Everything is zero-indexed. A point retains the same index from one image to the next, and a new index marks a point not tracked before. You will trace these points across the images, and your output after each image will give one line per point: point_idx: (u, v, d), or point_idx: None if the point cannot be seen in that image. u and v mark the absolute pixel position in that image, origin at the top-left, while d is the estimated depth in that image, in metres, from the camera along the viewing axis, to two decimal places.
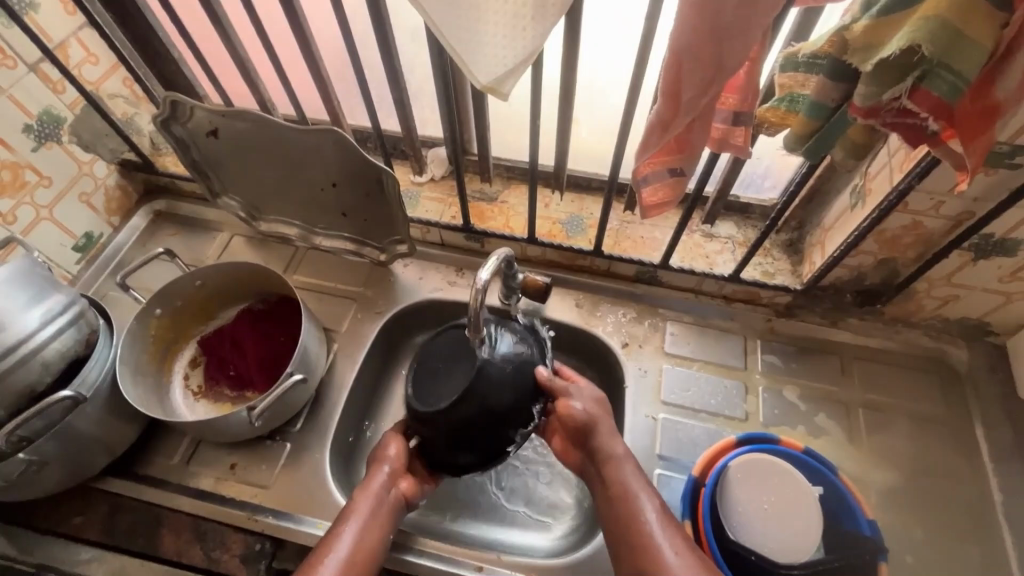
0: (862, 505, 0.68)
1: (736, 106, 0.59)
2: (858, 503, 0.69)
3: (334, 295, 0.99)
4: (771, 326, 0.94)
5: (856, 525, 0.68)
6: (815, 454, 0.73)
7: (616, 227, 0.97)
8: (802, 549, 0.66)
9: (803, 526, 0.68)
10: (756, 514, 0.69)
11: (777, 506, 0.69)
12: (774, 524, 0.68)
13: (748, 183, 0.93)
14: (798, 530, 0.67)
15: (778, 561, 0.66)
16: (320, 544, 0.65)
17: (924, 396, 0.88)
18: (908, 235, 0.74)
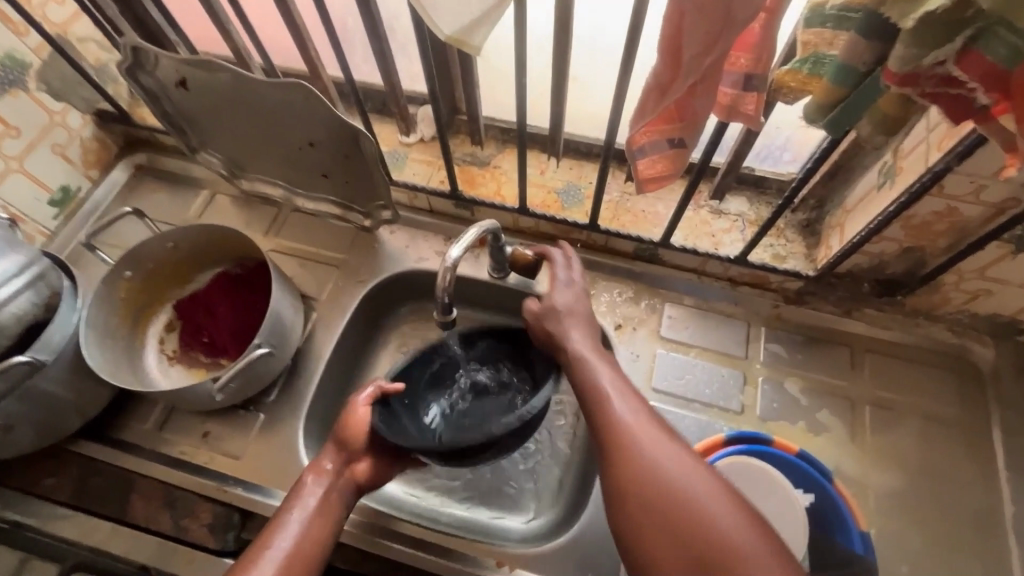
0: (856, 519, 0.64)
1: (748, 67, 0.50)
2: (853, 517, 0.64)
3: (316, 261, 0.95)
4: (778, 313, 0.87)
5: (849, 540, 0.64)
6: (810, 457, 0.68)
7: (616, 199, 0.90)
8: None
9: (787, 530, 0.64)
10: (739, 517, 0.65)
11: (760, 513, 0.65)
12: None
13: (764, 155, 0.84)
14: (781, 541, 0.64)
15: None
16: (260, 540, 0.61)
17: (941, 396, 0.81)
18: (939, 222, 0.66)
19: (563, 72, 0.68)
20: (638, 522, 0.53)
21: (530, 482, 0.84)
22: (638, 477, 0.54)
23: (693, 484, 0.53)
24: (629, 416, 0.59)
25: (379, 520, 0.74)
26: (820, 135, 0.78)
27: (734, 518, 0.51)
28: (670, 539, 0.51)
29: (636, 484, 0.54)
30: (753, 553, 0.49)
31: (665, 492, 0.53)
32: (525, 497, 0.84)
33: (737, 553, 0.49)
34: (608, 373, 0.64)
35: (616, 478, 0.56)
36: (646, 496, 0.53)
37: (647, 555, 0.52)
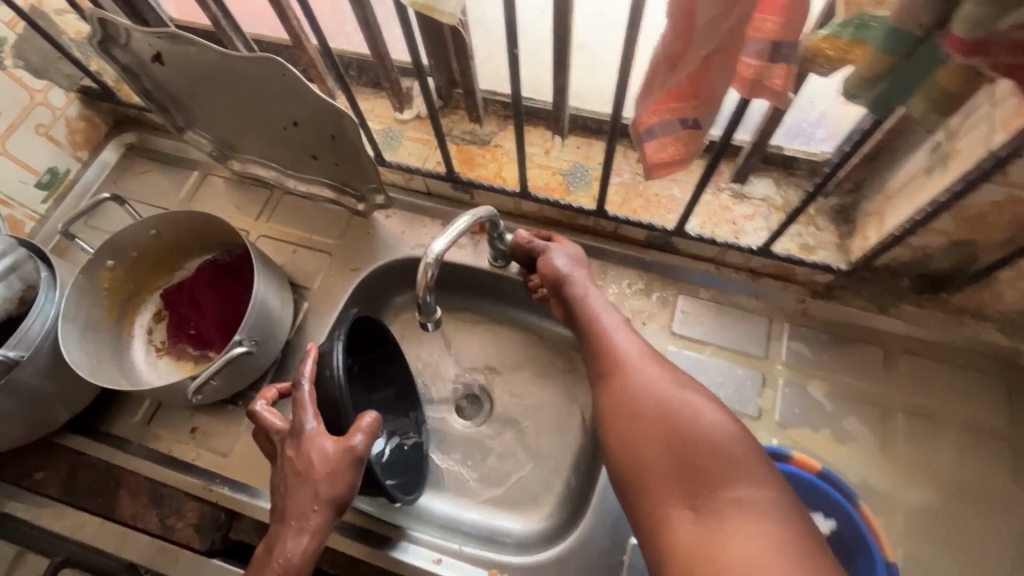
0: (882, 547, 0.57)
1: (776, 34, 0.42)
2: (878, 545, 0.57)
3: (307, 247, 0.90)
4: (804, 309, 0.79)
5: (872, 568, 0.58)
6: (832, 475, 0.61)
7: (626, 182, 0.82)
8: None
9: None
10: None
11: None
12: None
13: (795, 133, 0.74)
14: None
15: None
16: None
17: (988, 404, 0.73)
18: (997, 213, 0.56)
19: (565, 41, 0.60)
20: (627, 430, 0.55)
21: (526, 485, 0.80)
22: (630, 390, 0.57)
23: (683, 393, 0.55)
24: (623, 337, 0.63)
25: (386, 531, 0.73)
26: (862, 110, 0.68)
27: (725, 425, 0.52)
28: (657, 441, 0.52)
29: (631, 390, 0.57)
30: (742, 457, 0.50)
31: (654, 400, 0.55)
32: (521, 497, 0.79)
33: (725, 454, 0.50)
34: (609, 308, 0.69)
35: (612, 397, 0.59)
36: (635, 403, 0.56)
37: (638, 461, 0.53)
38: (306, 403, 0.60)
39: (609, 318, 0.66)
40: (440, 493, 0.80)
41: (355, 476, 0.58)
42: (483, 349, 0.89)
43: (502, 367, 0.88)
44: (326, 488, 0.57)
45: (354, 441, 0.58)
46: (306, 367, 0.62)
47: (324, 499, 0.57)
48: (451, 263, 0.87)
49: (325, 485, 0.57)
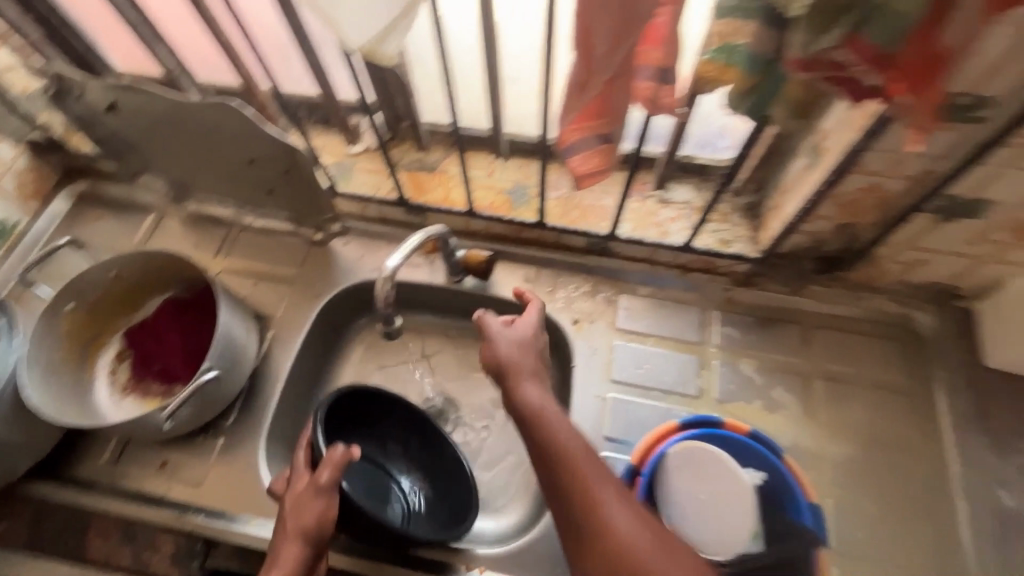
0: (804, 489, 0.62)
1: (661, 61, 0.51)
2: (802, 488, 0.62)
3: (267, 279, 0.93)
4: (730, 297, 0.88)
5: (799, 514, 0.62)
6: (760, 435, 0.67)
7: (564, 196, 0.90)
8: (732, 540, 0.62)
9: (732, 513, 0.63)
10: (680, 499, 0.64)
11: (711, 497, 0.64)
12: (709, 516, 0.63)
13: (703, 144, 0.86)
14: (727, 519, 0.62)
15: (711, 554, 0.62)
16: None
17: (889, 365, 0.83)
18: (866, 198, 0.68)
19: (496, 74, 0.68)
20: None
21: (496, 483, 0.85)
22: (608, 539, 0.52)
23: (660, 544, 0.52)
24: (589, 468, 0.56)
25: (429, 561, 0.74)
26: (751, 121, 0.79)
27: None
28: None
29: (607, 541, 0.52)
30: None
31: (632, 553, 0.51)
32: (493, 496, 0.84)
33: None
34: (562, 418, 0.61)
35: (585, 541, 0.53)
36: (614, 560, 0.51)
37: None
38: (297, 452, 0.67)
39: (576, 449, 0.57)
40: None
41: (319, 507, 0.61)
42: (446, 361, 0.94)
43: (465, 377, 0.93)
44: (293, 520, 0.60)
45: (320, 475, 0.62)
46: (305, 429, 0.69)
47: (294, 533, 0.60)
48: (410, 283, 0.93)
49: (297, 519, 0.60)
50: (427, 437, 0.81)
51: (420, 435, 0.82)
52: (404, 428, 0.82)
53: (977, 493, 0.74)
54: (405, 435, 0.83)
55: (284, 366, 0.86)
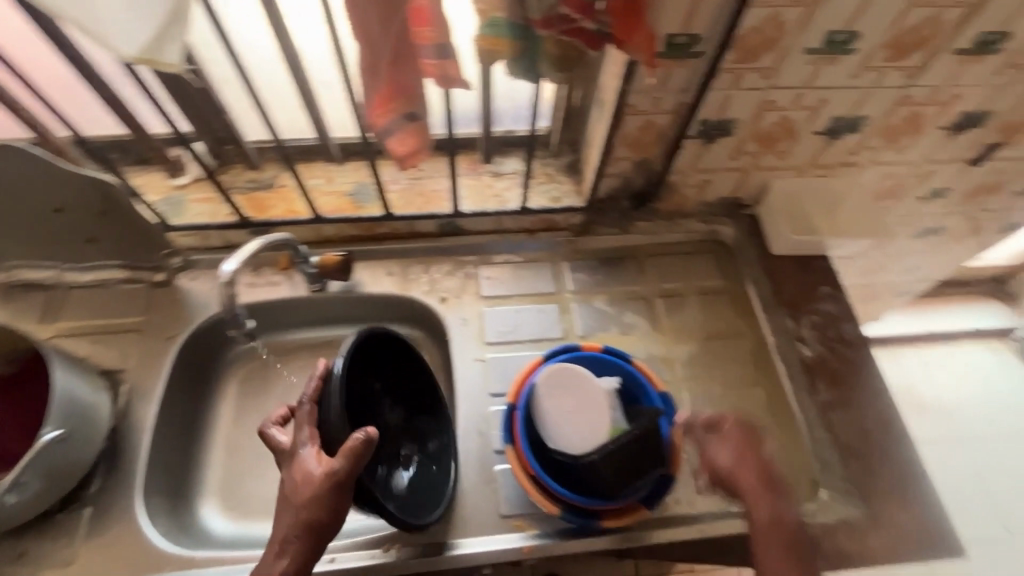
0: (651, 381, 0.74)
1: (436, 39, 0.57)
2: (648, 380, 0.75)
3: (110, 334, 0.86)
4: (574, 246, 0.99)
5: (650, 401, 0.74)
6: (612, 349, 0.78)
7: (405, 186, 0.95)
8: (599, 434, 0.68)
9: (597, 423, 0.69)
10: (548, 425, 0.70)
11: (578, 407, 0.70)
12: (584, 421, 0.69)
13: (514, 115, 0.95)
14: (593, 417, 0.69)
15: (584, 452, 0.67)
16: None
17: (709, 273, 0.99)
18: (647, 135, 0.81)
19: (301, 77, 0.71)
20: None
21: None
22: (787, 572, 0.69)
23: None
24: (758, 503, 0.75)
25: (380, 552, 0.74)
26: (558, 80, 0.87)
27: None
28: None
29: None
30: None
31: None
32: None
33: None
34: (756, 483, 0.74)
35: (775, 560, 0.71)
36: None
37: None
38: (305, 425, 0.64)
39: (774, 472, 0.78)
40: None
41: (327, 500, 0.59)
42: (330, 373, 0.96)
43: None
44: (301, 509, 0.59)
45: (334, 466, 0.59)
46: (309, 388, 0.65)
47: (302, 521, 0.60)
48: (274, 301, 0.92)
49: (303, 507, 0.60)
50: (432, 404, 0.83)
51: (427, 406, 0.83)
52: (410, 403, 0.82)
53: (790, 356, 0.88)
54: (416, 397, 0.82)
55: (150, 415, 0.81)
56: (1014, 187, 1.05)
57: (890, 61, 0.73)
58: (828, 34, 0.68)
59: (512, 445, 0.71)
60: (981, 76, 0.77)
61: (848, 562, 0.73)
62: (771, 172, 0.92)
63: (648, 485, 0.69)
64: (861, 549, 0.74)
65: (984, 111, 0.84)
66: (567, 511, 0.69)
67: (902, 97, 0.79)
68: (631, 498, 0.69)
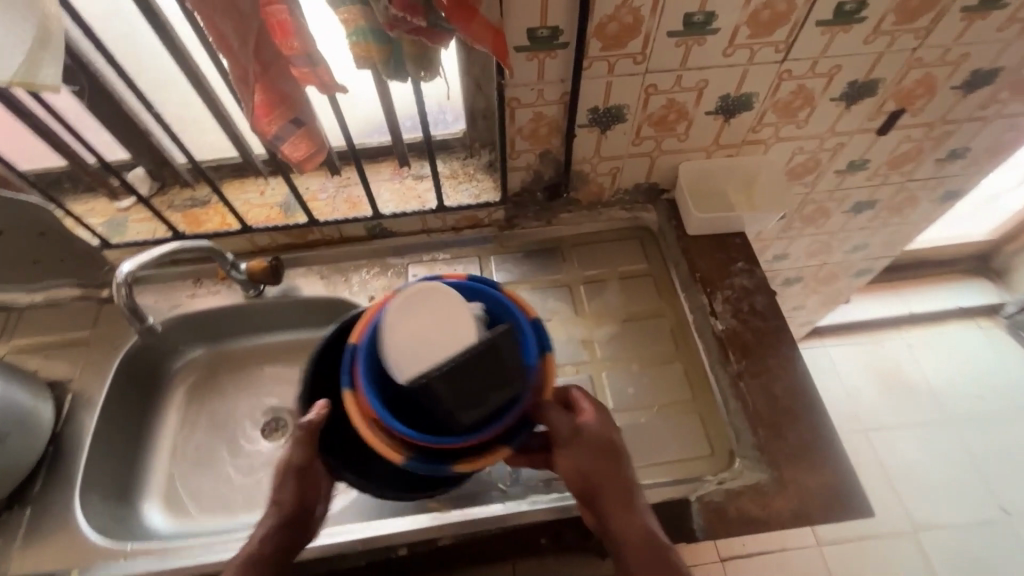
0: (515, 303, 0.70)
1: (304, 49, 0.63)
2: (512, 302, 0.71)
3: (59, 348, 0.93)
4: (499, 240, 1.03)
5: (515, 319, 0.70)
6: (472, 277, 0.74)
7: (332, 194, 1.00)
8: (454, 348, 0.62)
9: (452, 336, 0.63)
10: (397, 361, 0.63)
11: (429, 331, 0.64)
12: (436, 345, 0.62)
13: (435, 121, 1.01)
14: (446, 338, 0.63)
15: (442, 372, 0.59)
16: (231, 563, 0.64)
17: (632, 257, 1.02)
18: (542, 127, 0.85)
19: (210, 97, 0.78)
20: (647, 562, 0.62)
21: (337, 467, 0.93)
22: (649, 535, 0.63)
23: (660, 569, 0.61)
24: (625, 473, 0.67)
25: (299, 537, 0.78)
26: (445, 78, 0.92)
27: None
28: None
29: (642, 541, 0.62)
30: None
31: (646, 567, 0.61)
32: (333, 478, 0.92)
33: None
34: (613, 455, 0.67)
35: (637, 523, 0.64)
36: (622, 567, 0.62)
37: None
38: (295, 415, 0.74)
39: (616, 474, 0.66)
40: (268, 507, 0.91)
41: (296, 481, 0.66)
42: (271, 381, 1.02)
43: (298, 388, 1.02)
44: (276, 494, 0.66)
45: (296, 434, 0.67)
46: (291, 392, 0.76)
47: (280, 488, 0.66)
48: (213, 310, 0.98)
49: (280, 484, 0.66)
50: None
51: None
52: None
53: (706, 331, 0.89)
54: None
55: (92, 419, 0.86)
56: (937, 154, 1.06)
57: (756, 37, 0.76)
58: (685, 15, 0.71)
59: (352, 390, 0.66)
60: (853, 44, 0.79)
61: (754, 526, 0.74)
62: (677, 155, 0.95)
63: (507, 415, 0.65)
64: (767, 512, 0.74)
65: (871, 79, 0.86)
66: (415, 455, 0.64)
67: (782, 71, 0.82)
68: (488, 429, 0.65)
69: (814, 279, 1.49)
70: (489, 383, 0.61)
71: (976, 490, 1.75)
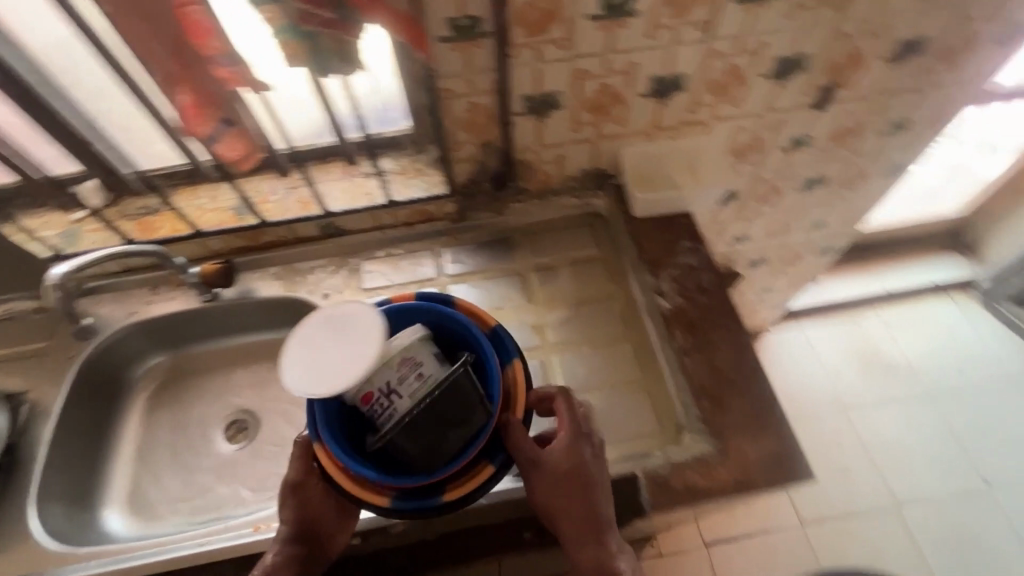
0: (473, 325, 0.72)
1: (225, 48, 0.65)
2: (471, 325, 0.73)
3: (16, 359, 0.94)
4: (452, 233, 1.04)
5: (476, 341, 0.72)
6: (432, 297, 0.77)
7: (283, 195, 1.01)
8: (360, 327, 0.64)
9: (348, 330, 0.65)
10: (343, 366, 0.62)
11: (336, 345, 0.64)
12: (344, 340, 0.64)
13: (381, 118, 0.99)
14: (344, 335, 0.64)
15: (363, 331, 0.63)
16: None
17: (584, 243, 1.03)
18: (479, 117, 0.87)
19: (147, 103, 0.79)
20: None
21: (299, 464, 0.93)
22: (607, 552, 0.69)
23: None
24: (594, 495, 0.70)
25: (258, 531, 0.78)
26: (388, 74, 0.90)
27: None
28: None
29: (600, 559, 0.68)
30: None
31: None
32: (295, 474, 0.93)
33: None
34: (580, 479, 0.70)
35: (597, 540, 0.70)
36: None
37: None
38: None
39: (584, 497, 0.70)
40: (231, 505, 0.92)
41: (292, 497, 0.72)
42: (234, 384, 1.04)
43: (259, 389, 1.03)
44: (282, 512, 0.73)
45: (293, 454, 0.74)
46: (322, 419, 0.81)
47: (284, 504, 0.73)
48: (170, 315, 0.99)
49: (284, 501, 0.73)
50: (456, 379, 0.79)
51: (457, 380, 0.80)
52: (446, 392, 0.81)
53: (654, 310, 0.90)
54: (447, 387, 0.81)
55: (48, 427, 0.87)
56: (879, 126, 1.07)
57: (677, 17, 0.78)
58: None
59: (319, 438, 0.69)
60: (774, 19, 0.81)
61: (697, 497, 0.75)
62: (619, 139, 0.96)
63: (474, 447, 0.66)
64: (710, 481, 0.75)
65: (799, 54, 0.88)
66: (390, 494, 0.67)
67: (708, 50, 0.83)
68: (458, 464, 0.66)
69: (779, 260, 1.50)
70: (451, 415, 0.63)
71: (958, 462, 1.76)
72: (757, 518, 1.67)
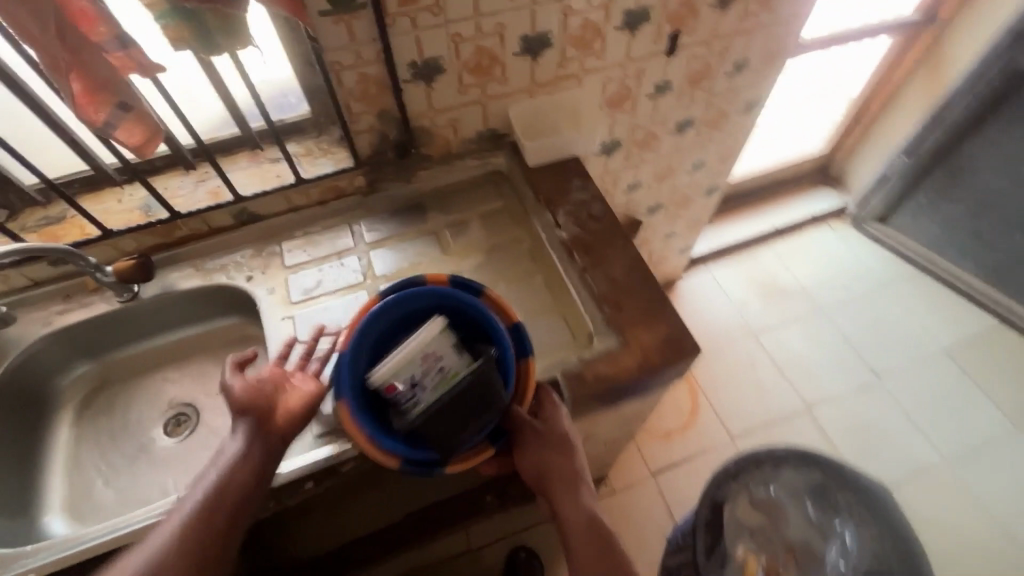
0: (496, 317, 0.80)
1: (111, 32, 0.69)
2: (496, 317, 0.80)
3: None
4: (366, 205, 1.11)
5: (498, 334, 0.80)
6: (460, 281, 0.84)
7: (191, 189, 1.04)
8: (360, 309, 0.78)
9: None
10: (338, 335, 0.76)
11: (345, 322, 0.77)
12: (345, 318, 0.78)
13: (280, 106, 1.07)
14: None
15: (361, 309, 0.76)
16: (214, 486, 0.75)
17: (489, 198, 1.13)
18: (371, 87, 0.95)
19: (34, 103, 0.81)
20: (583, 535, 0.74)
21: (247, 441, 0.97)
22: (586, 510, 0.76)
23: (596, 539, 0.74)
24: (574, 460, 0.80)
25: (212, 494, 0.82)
26: (281, 60, 1.00)
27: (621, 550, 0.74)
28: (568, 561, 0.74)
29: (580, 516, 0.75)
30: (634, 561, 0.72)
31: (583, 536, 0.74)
32: None
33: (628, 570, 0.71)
34: (564, 444, 0.79)
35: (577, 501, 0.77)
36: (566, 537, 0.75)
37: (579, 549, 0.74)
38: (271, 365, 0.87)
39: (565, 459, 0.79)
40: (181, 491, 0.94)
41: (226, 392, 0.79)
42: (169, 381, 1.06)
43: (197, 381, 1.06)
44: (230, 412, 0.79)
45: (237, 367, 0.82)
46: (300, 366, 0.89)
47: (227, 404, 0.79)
48: (88, 321, 0.98)
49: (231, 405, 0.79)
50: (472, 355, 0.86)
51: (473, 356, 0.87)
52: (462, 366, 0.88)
53: (556, 242, 1.01)
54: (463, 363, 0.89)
55: None
56: (725, 68, 1.25)
57: None
58: None
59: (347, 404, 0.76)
60: None
61: (610, 386, 0.86)
62: (504, 98, 1.07)
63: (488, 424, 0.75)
64: (618, 370, 0.87)
65: (641, 7, 1.02)
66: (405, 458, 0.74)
67: (564, 8, 0.96)
68: (471, 441, 0.75)
69: (672, 204, 1.67)
70: (470, 403, 0.71)
71: (852, 361, 2.02)
72: (693, 442, 1.84)
